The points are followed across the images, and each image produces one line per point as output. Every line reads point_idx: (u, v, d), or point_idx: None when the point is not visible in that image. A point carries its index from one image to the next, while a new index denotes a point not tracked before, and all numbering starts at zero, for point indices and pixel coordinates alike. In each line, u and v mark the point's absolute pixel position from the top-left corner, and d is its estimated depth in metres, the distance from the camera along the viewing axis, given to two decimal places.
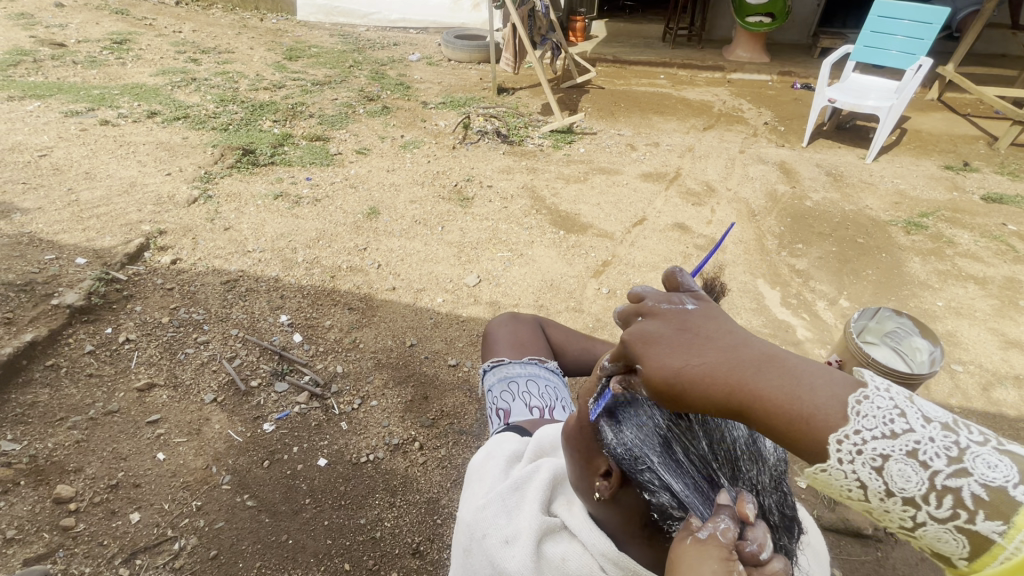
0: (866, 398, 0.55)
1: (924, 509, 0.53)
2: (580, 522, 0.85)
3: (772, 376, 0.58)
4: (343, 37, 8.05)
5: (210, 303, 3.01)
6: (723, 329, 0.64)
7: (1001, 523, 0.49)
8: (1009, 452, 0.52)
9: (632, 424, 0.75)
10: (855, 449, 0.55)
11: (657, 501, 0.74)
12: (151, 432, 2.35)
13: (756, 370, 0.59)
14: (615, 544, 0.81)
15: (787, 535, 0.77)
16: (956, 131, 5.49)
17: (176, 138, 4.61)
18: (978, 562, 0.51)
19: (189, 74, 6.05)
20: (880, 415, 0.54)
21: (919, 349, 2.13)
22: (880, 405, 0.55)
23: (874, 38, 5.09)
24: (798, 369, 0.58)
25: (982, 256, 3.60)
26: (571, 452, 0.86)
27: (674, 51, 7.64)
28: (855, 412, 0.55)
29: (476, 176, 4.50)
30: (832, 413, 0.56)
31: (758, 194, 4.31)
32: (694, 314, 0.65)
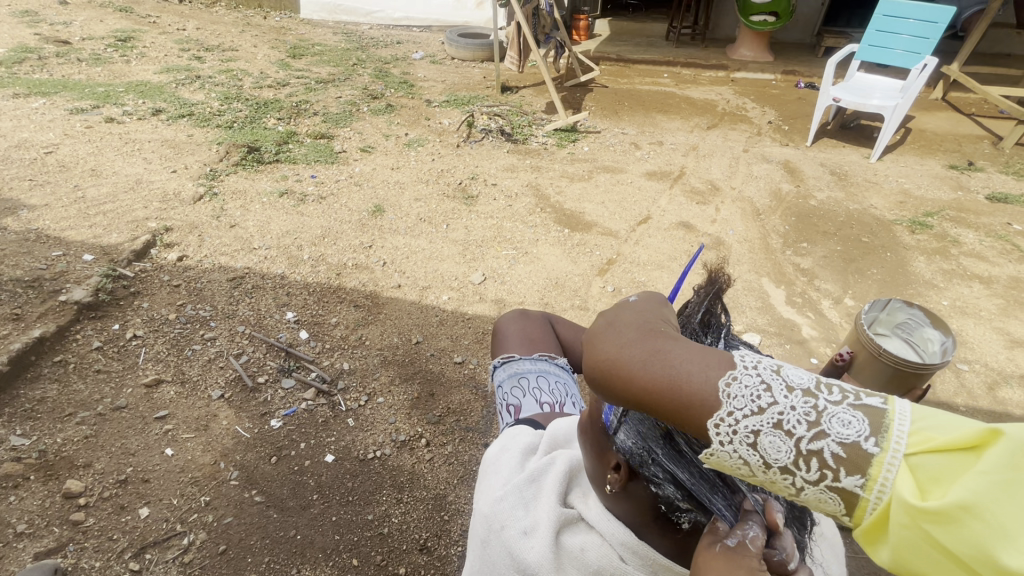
0: (733, 379, 0.61)
1: (799, 475, 0.58)
2: (597, 514, 0.86)
3: (653, 367, 0.65)
4: (347, 36, 8.05)
5: (216, 300, 3.02)
6: (638, 324, 0.72)
7: (859, 478, 0.55)
8: (862, 407, 0.57)
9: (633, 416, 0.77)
10: (732, 429, 0.60)
11: (664, 494, 0.75)
12: (159, 428, 2.36)
13: (643, 363, 0.66)
14: (636, 536, 0.81)
15: (799, 525, 0.79)
16: (960, 131, 5.49)
17: (181, 136, 4.62)
18: (855, 517, 0.56)
19: (193, 72, 6.06)
20: (747, 393, 0.60)
21: (930, 340, 2.14)
22: (746, 382, 0.60)
23: (879, 37, 5.09)
24: (673, 358, 0.65)
25: (986, 255, 3.60)
26: (589, 445, 0.87)
27: (677, 50, 7.64)
28: (726, 395, 0.61)
29: (480, 174, 4.50)
30: (706, 396, 0.61)
31: (762, 193, 4.31)
32: (624, 314, 0.76)
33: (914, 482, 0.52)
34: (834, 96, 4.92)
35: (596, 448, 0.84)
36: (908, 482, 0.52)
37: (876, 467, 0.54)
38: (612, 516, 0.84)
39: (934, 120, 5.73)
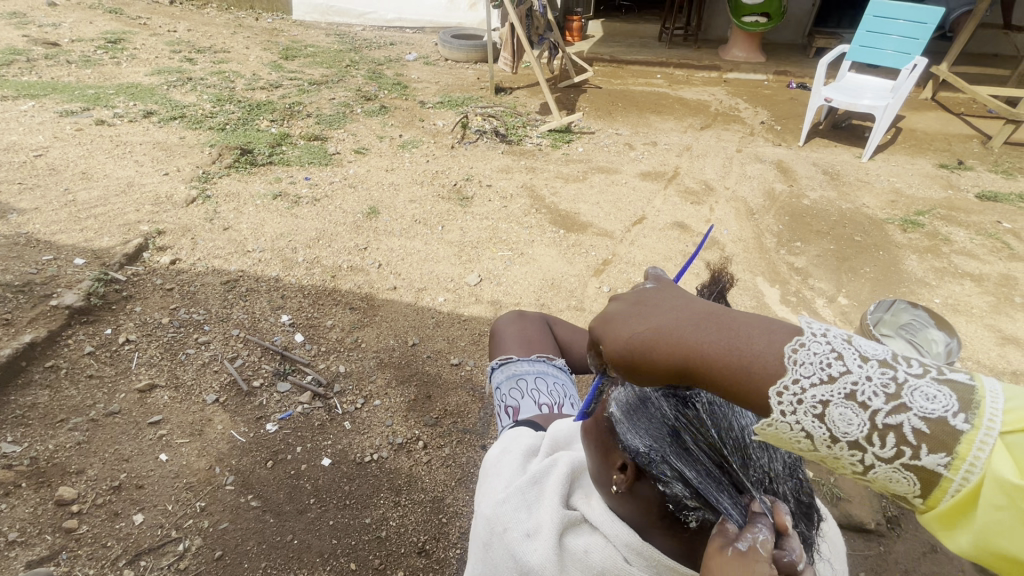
0: (801, 345, 0.61)
1: (871, 450, 0.57)
2: (600, 515, 0.85)
3: (709, 331, 0.66)
4: (339, 37, 8.03)
5: (210, 304, 3.00)
6: (676, 302, 0.73)
7: (944, 455, 0.54)
8: (947, 381, 0.56)
9: (634, 416, 0.78)
10: (796, 399, 0.60)
11: (671, 492, 0.75)
12: (153, 433, 2.34)
13: (695, 328, 0.67)
14: (640, 536, 0.81)
15: (806, 522, 0.80)
16: (950, 130, 5.55)
17: (173, 138, 4.59)
18: (932, 497, 0.55)
19: (185, 74, 6.02)
20: (816, 360, 0.59)
21: (934, 340, 2.15)
22: (816, 350, 0.60)
23: (869, 37, 5.14)
24: (732, 324, 0.65)
25: (977, 253, 3.64)
26: (592, 445, 0.87)
27: (670, 51, 7.67)
28: (792, 361, 0.61)
29: (475, 176, 4.50)
30: (771, 361, 0.62)
31: (755, 193, 4.34)
32: (652, 298, 0.76)
33: (1013, 463, 0.51)
34: (827, 96, 4.96)
35: (602, 449, 0.84)
36: (1005, 461, 0.51)
37: (965, 444, 0.53)
38: (616, 517, 0.83)
39: (924, 120, 5.79)
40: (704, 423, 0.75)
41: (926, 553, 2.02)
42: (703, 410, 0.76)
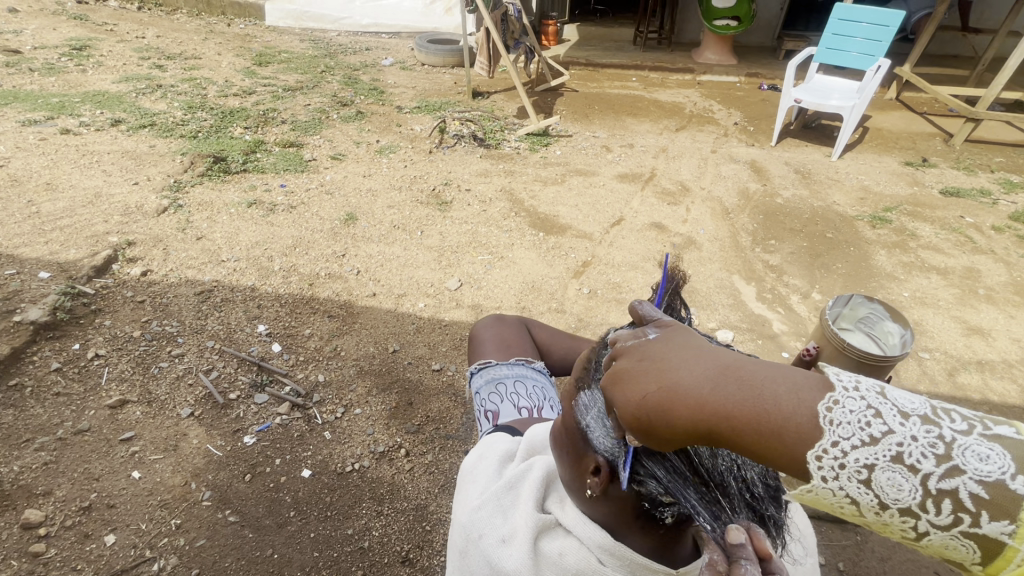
0: (836, 404, 0.55)
1: (925, 517, 0.51)
2: (574, 518, 0.85)
3: (731, 391, 0.58)
4: (314, 43, 7.95)
5: (184, 315, 2.93)
6: (685, 347, 0.65)
7: (1008, 522, 0.47)
8: (998, 437, 0.50)
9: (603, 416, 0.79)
10: (838, 464, 0.54)
11: (645, 490, 0.75)
12: (125, 450, 2.27)
13: (715, 388, 0.59)
14: (613, 536, 0.81)
15: (774, 505, 0.79)
16: (914, 129, 5.73)
17: (143, 147, 4.48)
18: (996, 565, 0.48)
19: (154, 81, 5.89)
20: (854, 421, 0.53)
21: (891, 333, 2.19)
22: (852, 409, 0.54)
23: (835, 40, 5.30)
24: (757, 381, 0.58)
25: (942, 247, 3.76)
26: (564, 450, 0.87)
27: (645, 54, 7.78)
28: (827, 422, 0.54)
29: (454, 180, 4.49)
30: (806, 425, 0.55)
31: (730, 193, 4.42)
32: (656, 343, 0.67)
33: None
34: (796, 97, 5.08)
35: (574, 455, 0.84)
36: None
37: None
38: (589, 519, 0.84)
39: (889, 119, 5.97)
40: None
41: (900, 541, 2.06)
42: None
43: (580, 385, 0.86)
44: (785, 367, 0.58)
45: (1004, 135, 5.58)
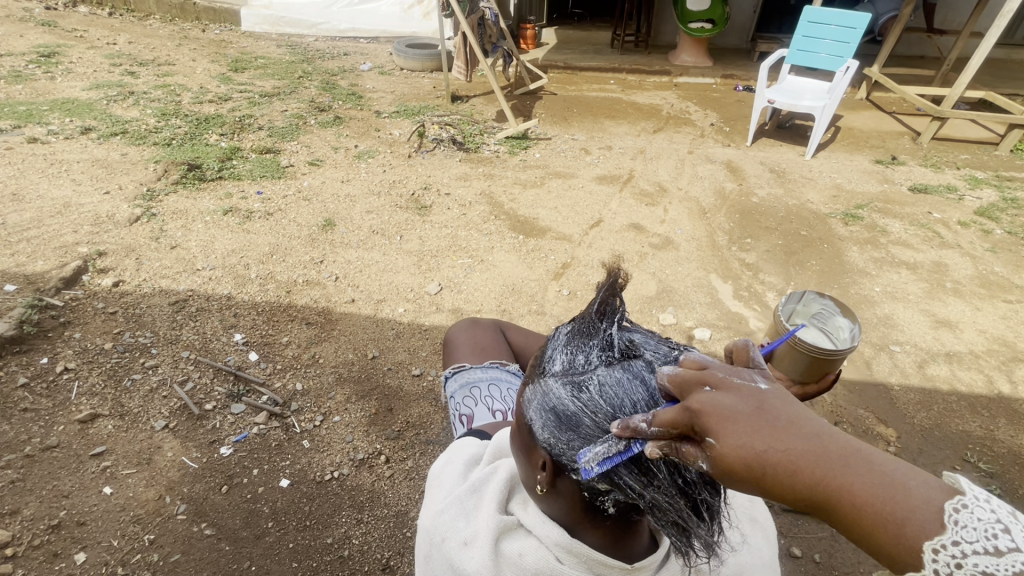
0: (963, 507, 0.52)
1: None
2: (533, 516, 0.86)
3: (861, 471, 0.55)
4: (291, 48, 7.88)
5: (157, 326, 2.88)
6: (802, 407, 0.61)
7: None
8: None
9: (540, 408, 0.80)
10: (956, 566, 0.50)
11: (582, 479, 0.76)
12: (96, 465, 2.21)
13: (843, 463, 0.55)
14: (567, 533, 0.82)
15: (707, 490, 0.74)
16: (884, 128, 5.88)
17: (114, 155, 4.40)
18: None
19: (126, 87, 5.79)
20: (982, 527, 0.51)
21: (841, 328, 1.90)
22: (981, 516, 0.52)
23: (805, 42, 5.42)
24: (886, 465, 0.55)
25: (911, 243, 3.85)
26: (518, 446, 0.89)
27: (623, 57, 7.86)
28: (953, 521, 0.52)
29: (433, 184, 4.48)
30: (927, 521, 0.53)
31: (707, 193, 4.48)
32: (769, 394, 0.62)
33: None
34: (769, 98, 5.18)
35: (523, 452, 0.86)
36: None
37: None
38: (547, 518, 0.84)
39: (860, 119, 6.12)
40: (594, 403, 0.75)
41: None
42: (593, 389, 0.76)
43: (527, 380, 0.88)
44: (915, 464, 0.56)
45: (969, 133, 5.76)
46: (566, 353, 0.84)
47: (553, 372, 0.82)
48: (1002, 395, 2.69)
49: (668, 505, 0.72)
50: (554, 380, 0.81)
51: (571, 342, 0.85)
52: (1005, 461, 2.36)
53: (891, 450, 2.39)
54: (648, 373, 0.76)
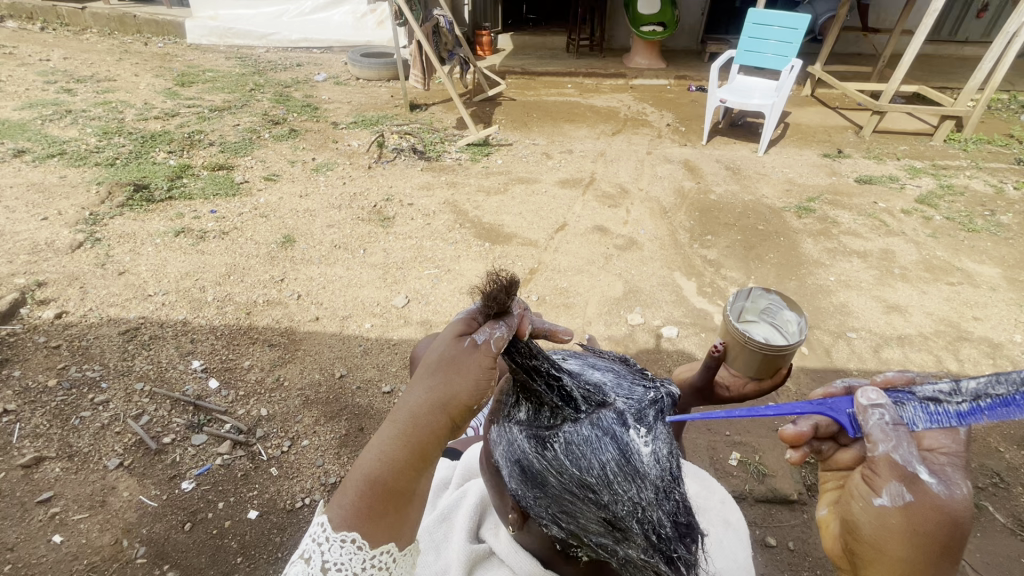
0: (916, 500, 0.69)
1: None
2: (505, 546, 1.08)
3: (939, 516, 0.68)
4: (241, 60, 7.64)
5: (107, 358, 2.72)
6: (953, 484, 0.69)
7: None
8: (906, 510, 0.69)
9: (508, 458, 0.89)
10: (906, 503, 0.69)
11: (553, 533, 0.91)
12: (43, 513, 2.06)
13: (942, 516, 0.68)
14: (539, 565, 1.04)
15: (682, 543, 0.85)
16: (829, 123, 6.16)
17: (52, 178, 4.16)
18: None
19: (63, 106, 5.49)
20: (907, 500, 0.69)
21: (789, 320, 1.64)
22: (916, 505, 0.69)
23: (751, 43, 5.62)
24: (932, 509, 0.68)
25: (860, 232, 4.03)
26: (491, 487, 1.00)
27: (578, 61, 7.97)
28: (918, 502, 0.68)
29: (396, 195, 4.41)
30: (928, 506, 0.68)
31: (667, 192, 4.58)
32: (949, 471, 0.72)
33: None
34: (721, 97, 5.33)
35: (496, 492, 0.98)
36: None
37: None
38: (518, 548, 1.06)
39: (807, 115, 6.38)
40: (560, 463, 0.83)
41: None
42: (559, 449, 0.84)
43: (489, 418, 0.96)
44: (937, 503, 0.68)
45: (906, 125, 6.08)
46: (527, 403, 0.91)
47: (518, 418, 0.91)
48: (950, 373, 2.84)
49: (644, 561, 0.83)
50: (518, 432, 0.88)
51: (531, 388, 0.91)
52: None
53: None
54: (618, 428, 0.87)
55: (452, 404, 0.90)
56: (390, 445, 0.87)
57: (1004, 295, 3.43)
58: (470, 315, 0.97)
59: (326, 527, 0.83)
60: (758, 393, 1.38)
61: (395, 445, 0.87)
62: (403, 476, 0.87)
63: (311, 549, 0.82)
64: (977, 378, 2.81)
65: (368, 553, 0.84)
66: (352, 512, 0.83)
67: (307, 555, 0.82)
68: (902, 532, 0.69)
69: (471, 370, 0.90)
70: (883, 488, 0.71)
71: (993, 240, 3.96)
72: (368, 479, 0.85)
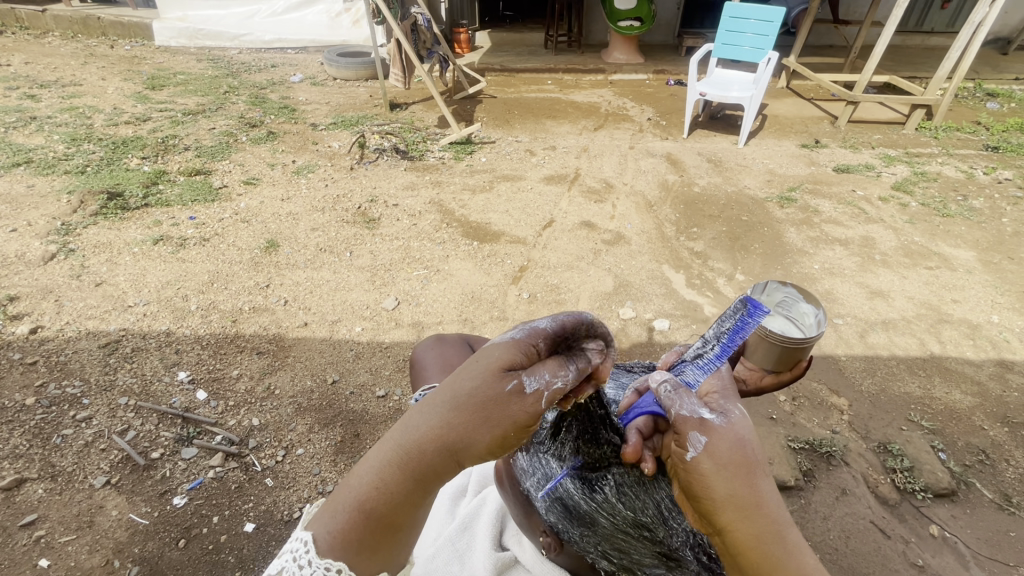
0: (706, 438, 0.77)
1: None
2: (530, 556, 1.19)
3: (731, 451, 0.76)
4: (213, 62, 7.45)
5: (88, 373, 2.63)
6: (736, 428, 0.78)
7: None
8: (699, 447, 0.77)
9: (555, 501, 1.04)
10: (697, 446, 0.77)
11: (604, 565, 1.10)
12: (27, 536, 1.98)
13: (736, 454, 0.75)
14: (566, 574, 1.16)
15: None
16: (805, 114, 6.27)
17: (19, 188, 4.00)
18: None
19: (26, 113, 5.28)
20: (699, 443, 0.77)
21: None
22: (707, 442, 0.77)
23: (729, 36, 5.69)
24: (724, 446, 0.76)
25: (841, 220, 4.11)
26: (526, 517, 1.15)
27: (557, 57, 7.97)
28: (707, 440, 0.77)
29: (380, 196, 4.35)
30: (716, 443, 0.76)
31: (651, 185, 4.61)
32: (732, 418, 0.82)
33: None
34: (700, 91, 5.38)
35: (525, 514, 1.15)
36: None
37: None
38: (544, 559, 1.17)
39: (784, 107, 6.49)
40: (611, 505, 0.99)
41: (840, 497, 2.16)
42: (610, 494, 0.99)
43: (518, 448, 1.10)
44: (720, 436, 0.77)
45: (879, 114, 6.22)
46: (563, 446, 1.02)
47: (560, 464, 1.03)
48: (934, 356, 2.92)
49: None
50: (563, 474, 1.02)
51: (570, 438, 1.01)
52: (944, 416, 2.55)
53: (845, 419, 2.53)
54: None
55: (466, 451, 0.77)
56: (382, 470, 0.79)
57: (980, 277, 3.53)
58: (530, 342, 0.81)
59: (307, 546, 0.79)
60: (774, 386, 1.36)
61: (395, 475, 0.79)
62: (397, 506, 0.80)
63: (290, 568, 0.78)
64: (959, 359, 2.90)
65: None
66: (334, 535, 0.79)
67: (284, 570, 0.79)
68: (714, 470, 0.75)
69: (504, 419, 0.76)
70: (685, 439, 0.78)
71: (967, 225, 4.07)
72: (360, 500, 0.79)
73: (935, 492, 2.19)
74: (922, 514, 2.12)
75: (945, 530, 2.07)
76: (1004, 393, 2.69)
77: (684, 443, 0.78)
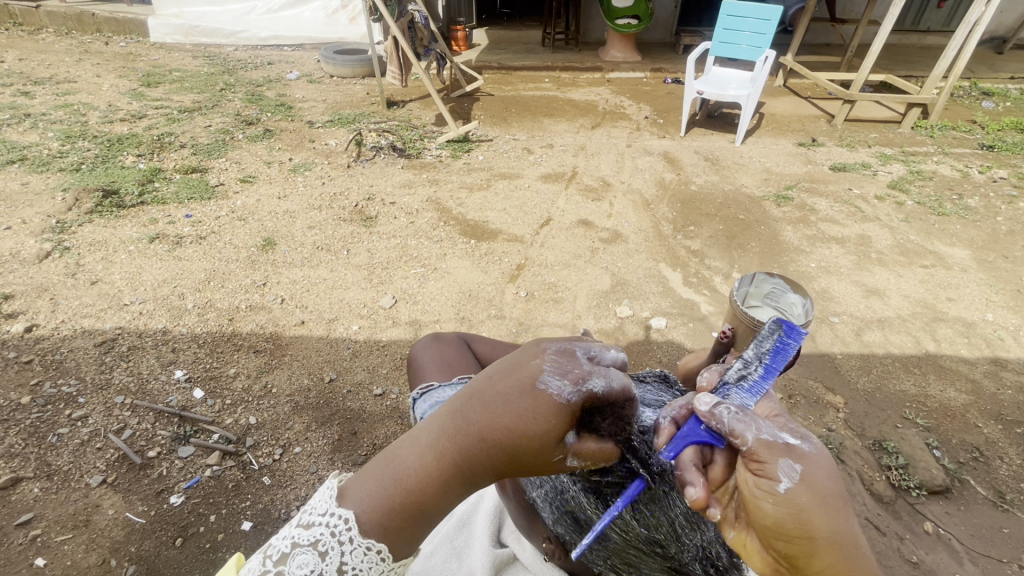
0: (800, 466, 0.69)
1: None
2: (530, 556, 1.16)
3: (828, 482, 0.69)
4: (209, 59, 7.41)
5: (83, 371, 2.62)
6: (825, 454, 0.71)
7: None
8: (795, 476, 0.68)
9: (564, 515, 1.06)
10: (790, 474, 0.69)
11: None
12: (22, 536, 1.98)
13: (831, 486, 0.69)
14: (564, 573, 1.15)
15: None
16: (802, 113, 6.28)
17: (14, 186, 3.97)
18: None
19: (21, 110, 5.25)
20: (791, 471, 0.69)
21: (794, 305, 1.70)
22: (802, 469, 0.68)
23: (726, 34, 5.69)
24: (821, 477, 0.68)
25: (837, 219, 4.12)
26: (533, 527, 1.16)
27: (555, 54, 7.96)
28: (802, 468, 0.69)
29: (377, 194, 4.34)
30: (813, 471, 0.68)
31: (648, 184, 4.61)
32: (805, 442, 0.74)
33: None
34: (697, 89, 5.38)
35: (527, 520, 1.16)
36: None
37: None
38: (545, 560, 1.15)
39: (781, 105, 6.50)
40: (625, 522, 1.00)
41: None
42: (623, 510, 0.97)
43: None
44: (817, 465, 0.68)
45: (875, 113, 6.23)
46: None
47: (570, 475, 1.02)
48: (929, 353, 2.93)
49: None
50: (574, 486, 1.00)
51: None
52: (938, 414, 2.56)
53: (841, 416, 2.54)
54: None
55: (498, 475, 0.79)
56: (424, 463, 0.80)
57: (975, 275, 3.55)
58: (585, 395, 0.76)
59: (349, 524, 0.82)
60: None
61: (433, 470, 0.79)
62: (432, 494, 0.80)
63: (331, 542, 0.82)
64: (955, 357, 2.91)
65: (389, 565, 0.85)
66: (370, 509, 0.82)
67: (324, 550, 0.82)
68: (815, 503, 0.67)
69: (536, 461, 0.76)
70: (776, 468, 0.69)
71: (962, 223, 4.09)
72: (402, 480, 0.81)
73: (929, 489, 2.20)
74: (916, 511, 2.14)
75: (939, 527, 2.08)
76: (998, 391, 2.71)
77: (773, 473, 0.69)
